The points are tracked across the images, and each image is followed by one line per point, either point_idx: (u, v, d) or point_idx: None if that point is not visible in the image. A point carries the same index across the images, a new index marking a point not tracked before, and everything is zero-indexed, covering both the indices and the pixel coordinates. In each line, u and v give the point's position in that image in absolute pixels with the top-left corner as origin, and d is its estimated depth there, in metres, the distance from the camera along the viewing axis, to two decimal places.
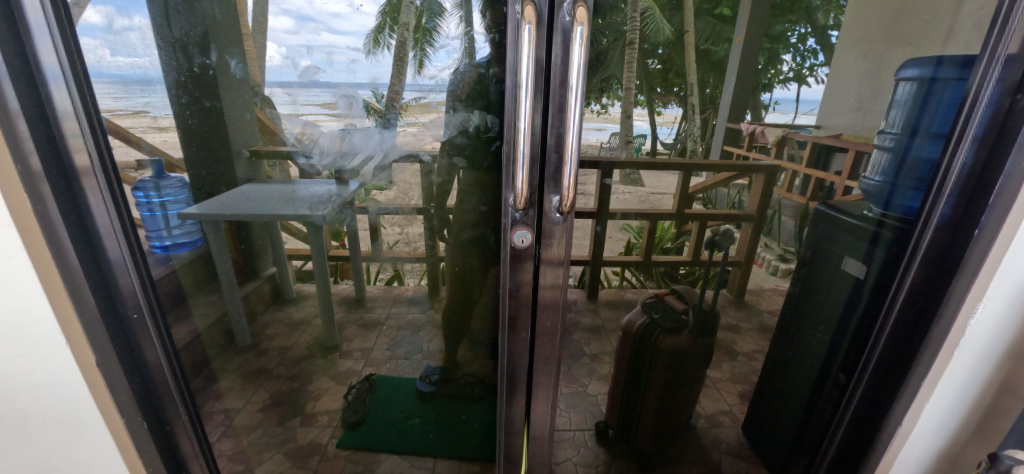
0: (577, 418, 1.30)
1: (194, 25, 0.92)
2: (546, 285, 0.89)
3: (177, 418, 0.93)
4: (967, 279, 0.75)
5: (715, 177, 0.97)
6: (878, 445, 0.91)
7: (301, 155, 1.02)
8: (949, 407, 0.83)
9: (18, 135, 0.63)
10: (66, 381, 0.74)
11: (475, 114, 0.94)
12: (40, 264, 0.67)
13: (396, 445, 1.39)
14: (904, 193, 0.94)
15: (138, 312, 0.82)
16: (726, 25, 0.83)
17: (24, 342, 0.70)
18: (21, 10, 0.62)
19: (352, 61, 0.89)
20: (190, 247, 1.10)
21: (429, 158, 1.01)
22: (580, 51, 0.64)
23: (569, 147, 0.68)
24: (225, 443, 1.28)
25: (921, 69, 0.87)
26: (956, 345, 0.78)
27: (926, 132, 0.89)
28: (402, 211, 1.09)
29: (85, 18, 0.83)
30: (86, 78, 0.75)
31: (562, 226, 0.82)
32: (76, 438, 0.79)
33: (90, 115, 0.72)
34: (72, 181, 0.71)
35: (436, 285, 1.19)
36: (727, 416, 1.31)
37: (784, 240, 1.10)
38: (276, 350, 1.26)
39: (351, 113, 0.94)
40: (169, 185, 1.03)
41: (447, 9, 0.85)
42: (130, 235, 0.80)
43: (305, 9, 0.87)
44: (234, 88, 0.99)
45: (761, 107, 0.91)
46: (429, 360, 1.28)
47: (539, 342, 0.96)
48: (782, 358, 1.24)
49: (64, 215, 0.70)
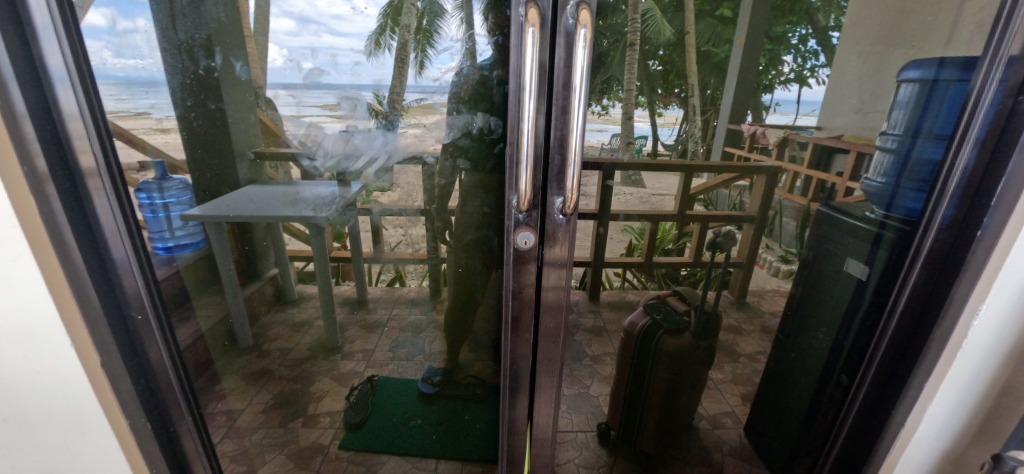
0: (580, 419, 1.29)
1: (198, 28, 0.92)
2: (548, 286, 0.89)
3: (181, 419, 0.93)
4: (970, 281, 0.75)
5: (715, 179, 0.98)
6: (881, 446, 0.91)
7: (305, 157, 1.02)
8: (953, 407, 0.83)
9: (23, 136, 0.63)
10: (71, 382, 0.74)
11: (478, 116, 0.94)
12: (45, 266, 0.67)
13: (397, 446, 1.39)
14: (907, 195, 0.93)
15: (142, 314, 0.82)
16: (727, 26, 0.83)
17: (30, 343, 0.70)
18: (27, 12, 0.63)
19: (356, 63, 0.90)
20: (193, 248, 1.11)
21: (433, 160, 1.02)
22: (582, 54, 0.64)
23: (573, 149, 0.68)
24: (228, 444, 1.27)
25: (922, 70, 0.87)
26: (960, 346, 0.77)
27: (929, 133, 0.89)
28: (405, 212, 1.09)
29: (87, 20, 0.82)
30: (92, 81, 0.75)
31: (565, 227, 0.82)
32: (81, 439, 0.79)
33: (95, 117, 0.72)
34: (77, 182, 0.71)
35: (438, 286, 1.20)
36: (729, 418, 1.31)
37: (786, 241, 1.10)
38: (278, 352, 1.26)
39: (354, 115, 0.94)
40: (172, 187, 1.03)
41: (447, 11, 0.86)
42: (136, 237, 0.81)
43: (307, 11, 0.88)
44: (237, 89, 0.99)
45: (761, 109, 0.91)
46: (430, 361, 1.28)
47: (542, 343, 0.96)
48: (784, 359, 1.24)
49: (70, 217, 0.70)
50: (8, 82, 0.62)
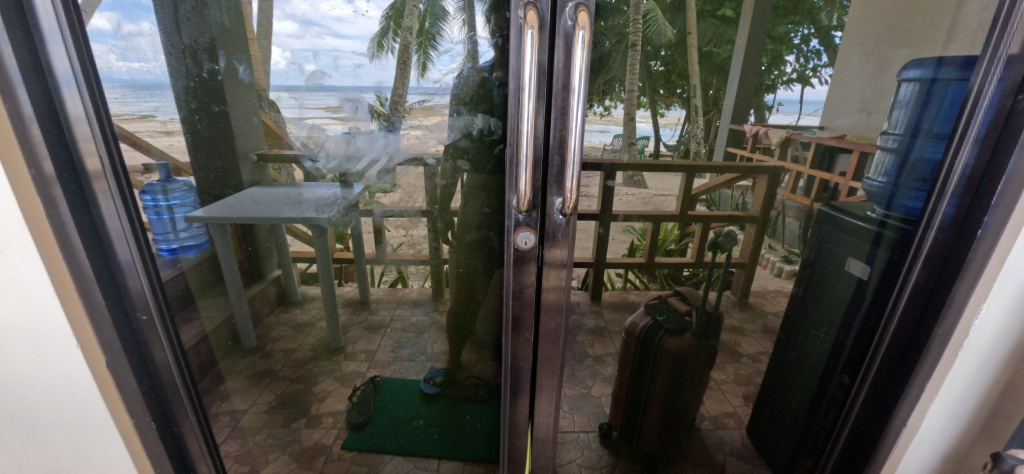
0: (582, 420, 1.30)
1: (203, 31, 0.93)
2: (549, 287, 0.89)
3: (185, 419, 0.94)
4: (972, 279, 0.75)
5: (718, 179, 0.98)
6: (883, 446, 0.91)
7: (307, 159, 1.02)
8: (956, 406, 0.83)
9: (30, 140, 0.64)
10: (77, 381, 0.74)
11: (477, 118, 0.95)
12: (51, 266, 0.68)
13: (400, 447, 1.39)
14: (907, 194, 0.94)
15: (147, 314, 0.83)
16: (728, 26, 0.83)
17: (36, 343, 0.71)
18: (35, 17, 0.63)
19: (358, 66, 0.91)
20: (195, 250, 1.10)
21: (433, 162, 1.02)
22: (580, 55, 0.64)
23: (570, 148, 0.68)
24: (231, 444, 1.28)
25: (922, 70, 0.87)
26: (961, 345, 0.78)
27: (928, 133, 0.89)
28: (407, 214, 1.09)
29: (92, 25, 0.84)
30: (98, 84, 0.76)
31: (565, 228, 0.83)
32: (85, 437, 0.79)
33: (102, 121, 0.73)
34: (83, 185, 0.72)
35: (440, 287, 1.20)
36: (732, 419, 1.32)
37: (789, 242, 1.10)
38: (281, 352, 1.26)
39: (357, 116, 0.95)
40: (176, 188, 1.04)
41: (450, 13, 0.86)
42: (141, 239, 0.81)
43: (309, 14, 0.88)
44: (241, 93, 1.00)
45: (764, 108, 0.90)
46: (433, 362, 1.28)
47: (543, 344, 0.96)
48: (787, 359, 1.24)
49: (76, 218, 0.71)
50: (16, 87, 0.62)
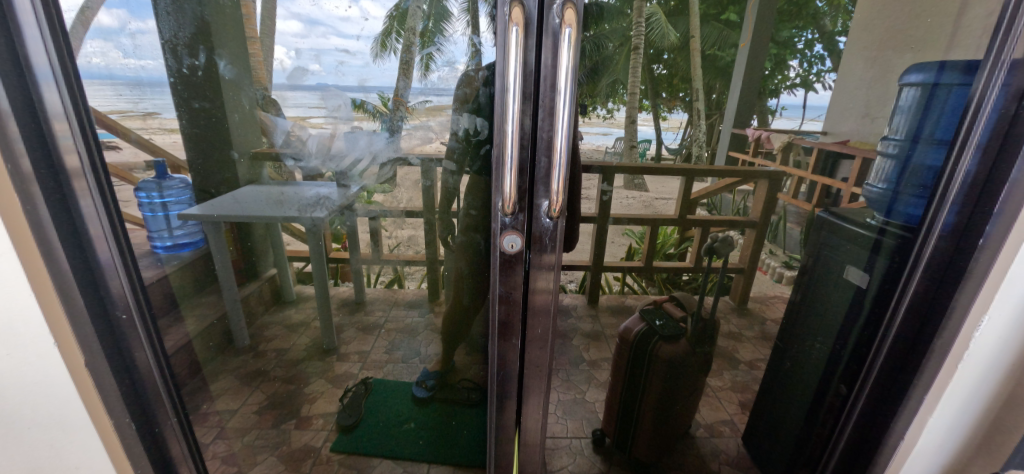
0: (574, 426, 1.33)
1: (183, 26, 0.95)
2: (538, 289, 0.88)
3: (166, 420, 0.91)
4: (973, 289, 0.73)
5: (719, 183, 1.01)
6: (882, 459, 0.89)
7: (290, 158, 1.06)
8: (955, 421, 0.79)
9: (7, 135, 0.62)
10: (54, 380, 0.72)
11: (464, 117, 0.92)
12: (29, 265, 0.65)
13: (385, 449, 1.34)
14: (907, 201, 0.92)
15: (127, 313, 0.81)
16: (732, 30, 0.82)
17: (10, 342, 0.68)
18: (14, 11, 0.62)
19: (344, 62, 0.88)
20: (191, 247, 1.12)
21: (418, 162, 1.00)
22: (567, 55, 0.63)
23: (558, 147, 0.67)
24: (219, 445, 1.24)
25: (924, 74, 0.86)
26: (961, 359, 0.75)
27: (930, 138, 0.87)
28: (391, 214, 1.08)
29: (98, 20, 0.82)
30: (80, 78, 0.74)
31: (552, 232, 0.81)
32: (63, 437, 0.76)
33: (81, 115, 0.71)
34: (62, 182, 0.70)
35: (436, 289, 1.17)
36: (726, 426, 1.35)
37: (789, 247, 1.15)
38: (274, 352, 1.27)
39: (339, 114, 0.94)
40: (172, 185, 1.05)
41: (453, 13, 0.83)
42: (122, 239, 0.79)
43: (315, 13, 0.87)
44: (229, 90, 1.04)
45: (767, 113, 0.89)
46: (425, 365, 1.25)
47: (530, 348, 0.95)
48: (781, 369, 1.22)
49: (53, 214, 0.69)
50: None
